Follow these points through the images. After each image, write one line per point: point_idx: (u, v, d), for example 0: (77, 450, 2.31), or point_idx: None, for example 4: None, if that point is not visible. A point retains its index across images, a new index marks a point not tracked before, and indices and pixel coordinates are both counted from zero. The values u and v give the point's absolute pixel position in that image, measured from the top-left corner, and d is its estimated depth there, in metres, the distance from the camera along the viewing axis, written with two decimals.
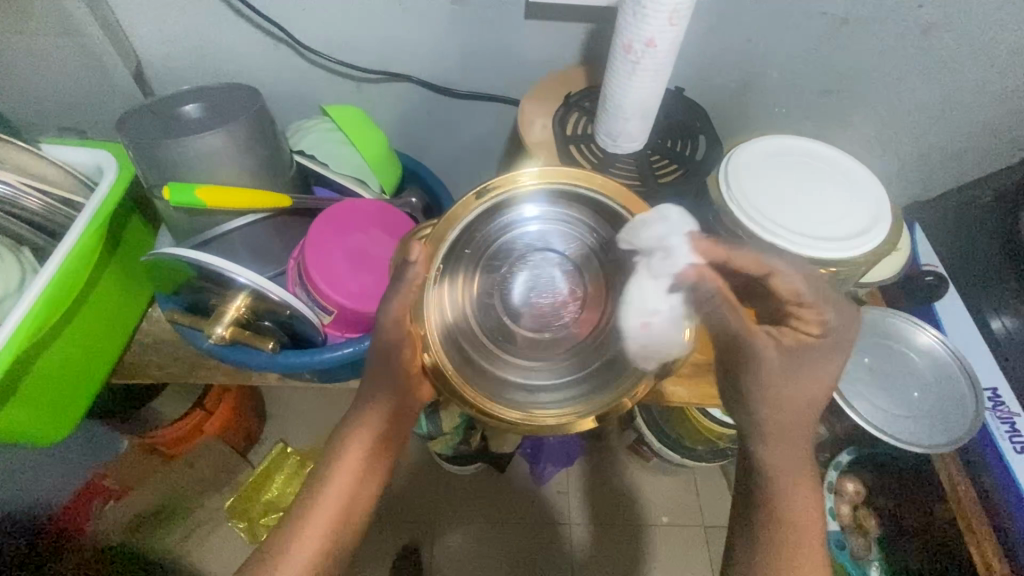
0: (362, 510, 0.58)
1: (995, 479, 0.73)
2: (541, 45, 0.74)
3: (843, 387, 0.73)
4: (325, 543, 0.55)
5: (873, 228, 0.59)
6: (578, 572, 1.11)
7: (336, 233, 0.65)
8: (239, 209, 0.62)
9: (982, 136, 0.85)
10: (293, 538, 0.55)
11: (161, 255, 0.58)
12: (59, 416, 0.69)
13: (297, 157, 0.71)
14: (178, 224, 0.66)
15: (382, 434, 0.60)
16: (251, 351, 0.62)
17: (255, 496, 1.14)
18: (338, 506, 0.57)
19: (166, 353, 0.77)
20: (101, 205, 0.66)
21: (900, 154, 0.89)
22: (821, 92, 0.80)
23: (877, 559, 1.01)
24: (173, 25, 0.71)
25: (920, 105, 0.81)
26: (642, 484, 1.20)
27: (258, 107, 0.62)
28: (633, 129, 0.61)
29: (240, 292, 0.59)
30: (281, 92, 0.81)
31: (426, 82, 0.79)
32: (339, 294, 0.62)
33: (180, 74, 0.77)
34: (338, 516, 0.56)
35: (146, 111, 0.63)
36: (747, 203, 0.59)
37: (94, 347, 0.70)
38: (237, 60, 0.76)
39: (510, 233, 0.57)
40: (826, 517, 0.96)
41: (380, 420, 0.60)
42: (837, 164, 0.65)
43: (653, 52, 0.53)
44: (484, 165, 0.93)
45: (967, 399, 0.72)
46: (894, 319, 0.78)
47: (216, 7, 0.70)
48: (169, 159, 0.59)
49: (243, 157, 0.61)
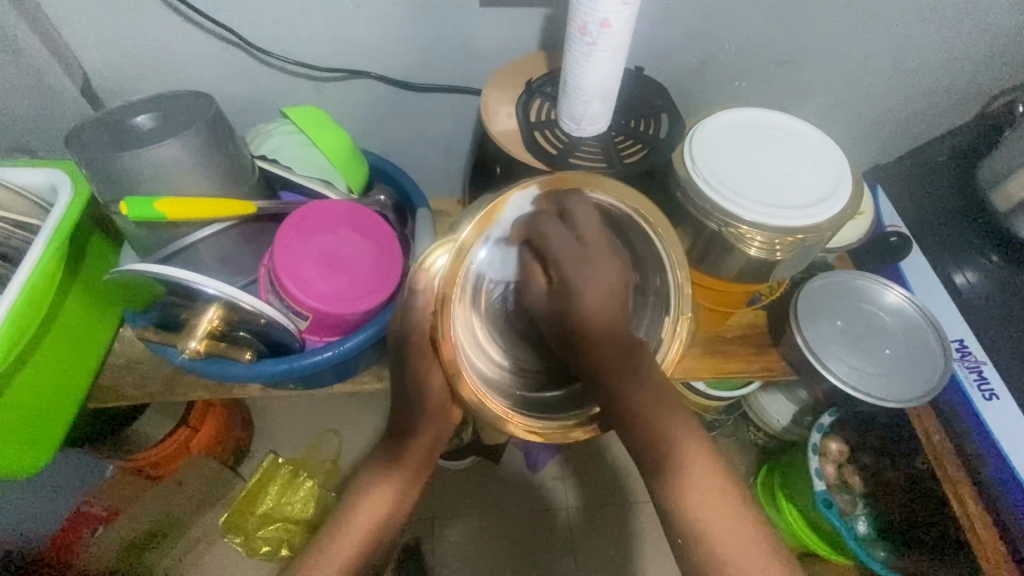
0: (397, 521, 0.60)
1: (966, 424, 0.75)
2: (498, 33, 0.73)
3: (819, 349, 0.75)
4: (359, 551, 0.57)
5: (834, 194, 0.61)
6: (577, 553, 1.13)
7: (303, 238, 0.63)
8: (201, 219, 0.61)
9: (933, 96, 0.87)
10: (332, 541, 0.57)
11: (125, 271, 0.57)
12: (36, 446, 0.67)
13: (259, 162, 0.70)
14: (140, 239, 0.64)
15: (422, 456, 0.61)
16: (228, 363, 0.61)
17: (249, 509, 1.13)
18: (377, 515, 0.58)
19: (140, 374, 0.75)
20: (59, 224, 0.64)
21: (856, 120, 0.91)
22: (777, 63, 0.81)
23: (863, 514, 1.03)
24: (118, 33, 0.69)
25: (872, 69, 0.83)
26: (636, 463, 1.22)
27: (213, 112, 0.60)
28: (595, 111, 0.61)
29: (211, 305, 0.57)
30: (238, 98, 0.79)
31: (385, 77, 0.77)
32: (314, 298, 0.62)
33: (130, 84, 0.75)
34: (375, 525, 0.58)
35: (96, 125, 0.61)
36: (715, 179, 0.61)
37: (64, 372, 0.68)
38: (189, 66, 0.74)
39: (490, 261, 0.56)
40: (812, 476, 1.00)
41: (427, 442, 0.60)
42: (799, 132, 0.66)
43: (608, 32, 0.53)
44: (452, 158, 0.92)
45: (936, 352, 0.76)
46: (861, 280, 0.81)
47: (161, 12, 0.67)
48: (124, 173, 0.57)
49: (201, 165, 0.60)
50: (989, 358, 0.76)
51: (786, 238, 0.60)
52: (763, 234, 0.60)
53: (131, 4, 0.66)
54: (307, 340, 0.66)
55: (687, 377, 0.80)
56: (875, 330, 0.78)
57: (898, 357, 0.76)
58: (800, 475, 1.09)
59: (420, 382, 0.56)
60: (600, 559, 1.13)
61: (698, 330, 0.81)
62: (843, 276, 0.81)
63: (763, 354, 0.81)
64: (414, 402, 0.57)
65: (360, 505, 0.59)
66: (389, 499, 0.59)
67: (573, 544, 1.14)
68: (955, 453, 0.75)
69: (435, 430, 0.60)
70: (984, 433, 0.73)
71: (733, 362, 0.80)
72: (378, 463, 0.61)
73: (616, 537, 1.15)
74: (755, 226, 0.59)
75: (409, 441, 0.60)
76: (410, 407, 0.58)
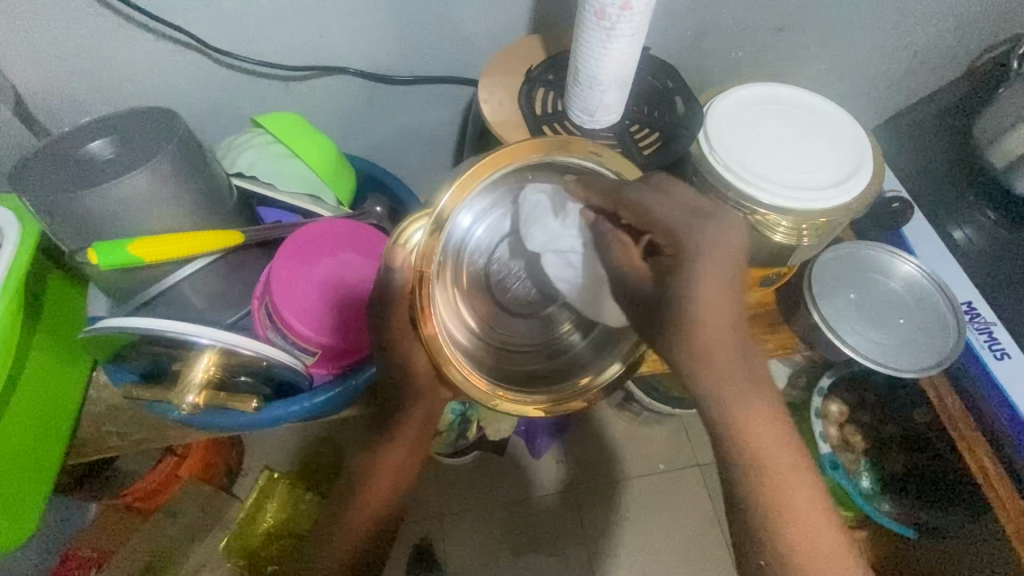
0: (398, 502, 0.60)
1: (980, 386, 0.74)
2: (485, 16, 0.67)
3: (836, 324, 0.73)
4: (367, 530, 0.58)
5: (857, 172, 0.60)
6: (587, 536, 1.12)
7: (304, 266, 0.59)
8: (186, 256, 0.56)
9: (926, 54, 0.86)
10: (340, 523, 0.58)
11: (100, 330, 0.51)
12: (7, 522, 0.58)
13: (237, 181, 0.64)
14: (109, 281, 0.57)
15: (414, 440, 0.58)
16: (233, 411, 0.57)
17: (250, 530, 1.02)
18: (380, 496, 0.58)
19: (124, 421, 0.67)
20: (12, 268, 0.56)
21: (853, 84, 0.88)
22: (774, 30, 0.78)
23: (865, 469, 1.05)
24: (54, 43, 0.60)
25: (870, 30, 0.81)
26: (632, 440, 1.20)
27: (182, 133, 0.55)
28: (612, 100, 0.57)
29: (204, 352, 0.53)
30: (198, 106, 0.70)
31: (364, 72, 0.70)
32: (323, 331, 0.58)
33: (70, 101, 0.65)
34: (378, 509, 0.58)
35: (50, 159, 0.55)
36: (738, 164, 0.58)
37: (37, 434, 0.61)
38: (139, 74, 0.65)
39: (475, 231, 0.50)
40: (817, 441, 0.96)
41: (414, 428, 0.57)
42: (811, 107, 0.65)
43: (629, 15, 0.49)
44: (436, 152, 0.86)
45: (948, 316, 0.75)
46: (872, 250, 0.80)
47: (100, 15, 0.59)
48: (92, 211, 0.52)
49: (178, 194, 0.55)
50: (998, 318, 0.75)
51: (813, 222, 0.59)
52: (790, 219, 0.58)
53: (64, 7, 0.57)
54: (315, 374, 0.62)
55: None
56: (886, 299, 0.77)
57: (913, 325, 0.75)
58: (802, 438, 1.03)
59: (408, 362, 0.53)
60: (615, 542, 1.12)
61: None
62: (850, 247, 0.80)
63: (777, 333, 0.77)
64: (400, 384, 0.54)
65: (360, 495, 0.58)
66: (394, 472, 0.58)
67: (587, 528, 1.13)
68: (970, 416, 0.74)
69: (424, 410, 0.56)
70: (1000, 395, 0.72)
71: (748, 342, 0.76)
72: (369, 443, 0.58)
73: (630, 516, 1.14)
74: (782, 211, 0.58)
75: (399, 419, 0.57)
76: (400, 404, 0.56)
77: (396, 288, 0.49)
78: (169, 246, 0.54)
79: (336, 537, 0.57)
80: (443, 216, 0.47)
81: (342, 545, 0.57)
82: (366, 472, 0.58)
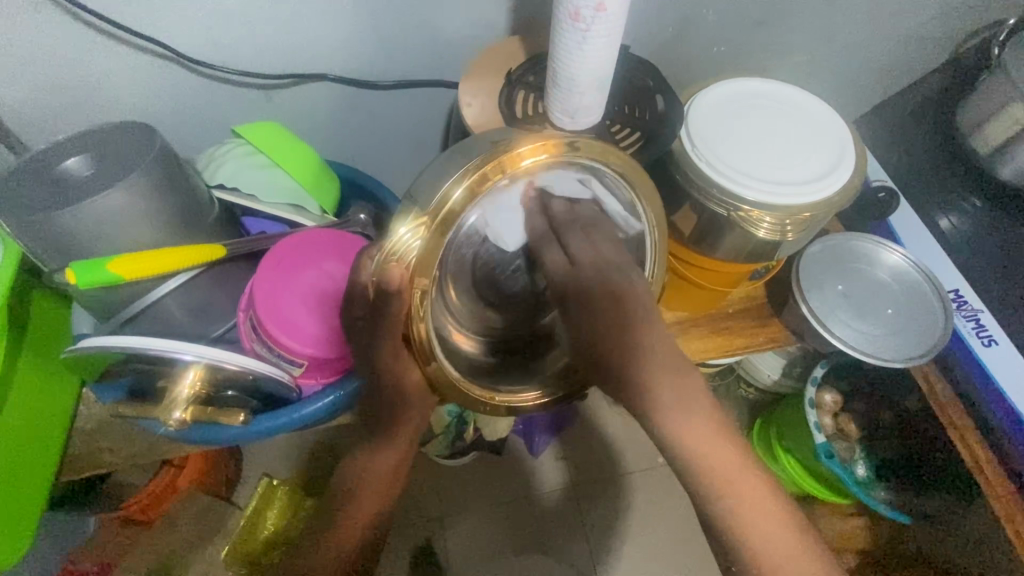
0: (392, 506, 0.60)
1: (971, 377, 0.74)
2: (463, 18, 0.67)
3: (824, 315, 0.73)
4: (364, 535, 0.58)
5: (839, 165, 0.60)
6: (587, 531, 1.12)
7: (288, 277, 0.59)
8: (169, 272, 0.56)
9: (908, 43, 0.86)
10: (336, 529, 0.58)
11: (84, 350, 0.51)
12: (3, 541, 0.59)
13: (218, 193, 0.64)
14: (93, 299, 0.57)
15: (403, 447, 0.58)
16: (221, 425, 0.57)
17: (253, 536, 1.01)
18: (376, 500, 0.58)
19: (116, 436, 0.67)
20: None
21: (836, 74, 0.88)
22: (756, 24, 0.78)
23: (862, 459, 0.98)
24: (28, 59, 0.59)
25: (850, 21, 0.81)
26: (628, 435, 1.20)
27: (160, 148, 0.55)
28: (592, 101, 0.56)
29: (189, 369, 0.52)
30: (178, 117, 0.70)
31: (344, 78, 0.70)
32: (306, 343, 0.58)
33: (48, 117, 0.65)
34: (374, 516, 0.59)
35: (29, 179, 0.55)
36: (719, 162, 0.59)
37: (27, 454, 0.60)
38: (114, 87, 0.65)
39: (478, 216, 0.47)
40: (812, 429, 0.93)
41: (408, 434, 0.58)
42: (795, 102, 0.65)
43: (605, 16, 0.49)
44: (421, 155, 0.85)
45: (936, 304, 0.76)
46: (860, 241, 0.80)
47: (73, 29, 0.58)
48: (73, 229, 0.52)
49: (156, 210, 0.55)
50: (985, 305, 0.75)
51: (797, 217, 0.59)
52: (772, 215, 0.58)
53: (34, 22, 0.57)
54: (303, 385, 0.62)
55: (697, 359, 0.75)
56: (874, 290, 0.77)
57: (901, 315, 0.76)
58: (795, 426, 1.02)
59: (394, 372, 0.52)
60: (614, 535, 1.12)
61: (702, 309, 0.77)
62: (839, 238, 0.81)
63: (767, 325, 0.77)
64: (391, 394, 0.54)
65: (355, 502, 0.58)
66: (390, 475, 0.58)
67: (587, 522, 1.13)
68: (963, 408, 0.75)
69: (416, 417, 0.57)
70: (994, 389, 0.71)
71: (739, 337, 0.76)
72: (367, 448, 0.58)
73: (629, 510, 1.14)
74: (761, 206, 0.57)
75: (389, 426, 0.57)
76: (391, 412, 0.56)
77: (383, 301, 0.47)
78: (155, 260, 0.54)
79: (331, 542, 0.58)
80: (445, 222, 0.43)
81: (338, 548, 0.57)
82: (362, 476, 0.58)
